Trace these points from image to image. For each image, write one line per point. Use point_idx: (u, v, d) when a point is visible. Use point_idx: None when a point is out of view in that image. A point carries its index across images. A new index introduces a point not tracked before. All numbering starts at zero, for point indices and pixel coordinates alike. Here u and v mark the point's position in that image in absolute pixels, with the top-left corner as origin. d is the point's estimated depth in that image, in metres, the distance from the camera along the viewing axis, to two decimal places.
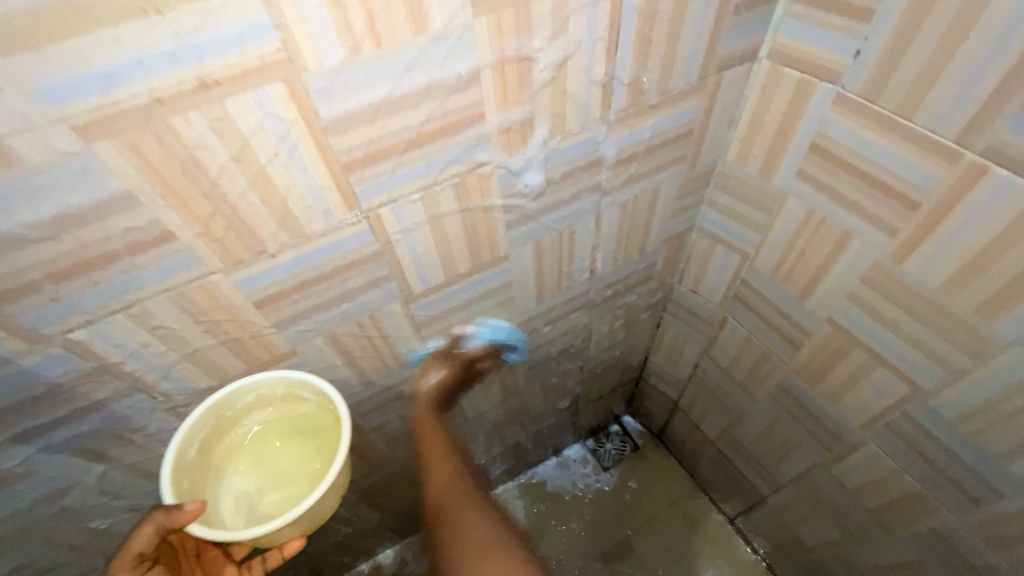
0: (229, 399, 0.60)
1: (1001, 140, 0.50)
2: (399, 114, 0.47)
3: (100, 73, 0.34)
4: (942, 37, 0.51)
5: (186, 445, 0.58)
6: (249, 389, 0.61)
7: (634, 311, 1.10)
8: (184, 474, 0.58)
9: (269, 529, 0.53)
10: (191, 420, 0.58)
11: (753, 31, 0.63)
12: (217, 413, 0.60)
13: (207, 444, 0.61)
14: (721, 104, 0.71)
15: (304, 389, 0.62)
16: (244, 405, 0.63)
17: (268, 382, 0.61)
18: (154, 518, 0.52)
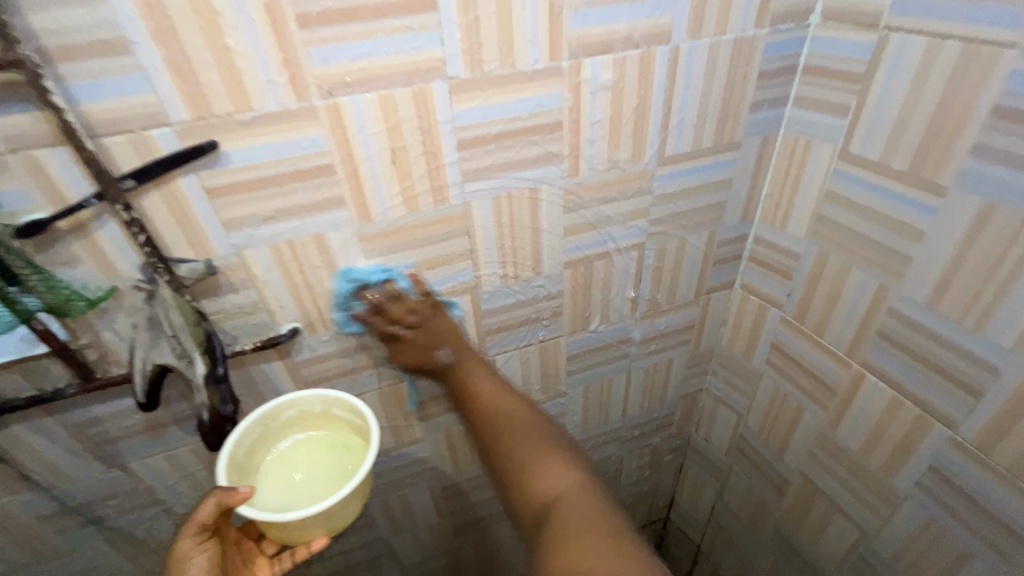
0: (275, 410, 0.75)
1: (868, 358, 0.85)
2: (519, 309, 0.90)
3: (403, 290, 0.79)
4: (828, 296, 0.89)
5: (237, 447, 0.71)
6: (294, 402, 0.75)
7: (659, 451, 1.40)
8: (232, 469, 0.70)
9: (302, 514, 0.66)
10: (245, 425, 0.71)
11: (728, 273, 1.04)
12: (264, 423, 0.74)
13: (250, 447, 0.74)
14: (712, 311, 1.10)
15: (338, 407, 0.77)
16: (287, 416, 0.77)
17: (308, 399, 0.76)
18: (216, 495, 0.66)
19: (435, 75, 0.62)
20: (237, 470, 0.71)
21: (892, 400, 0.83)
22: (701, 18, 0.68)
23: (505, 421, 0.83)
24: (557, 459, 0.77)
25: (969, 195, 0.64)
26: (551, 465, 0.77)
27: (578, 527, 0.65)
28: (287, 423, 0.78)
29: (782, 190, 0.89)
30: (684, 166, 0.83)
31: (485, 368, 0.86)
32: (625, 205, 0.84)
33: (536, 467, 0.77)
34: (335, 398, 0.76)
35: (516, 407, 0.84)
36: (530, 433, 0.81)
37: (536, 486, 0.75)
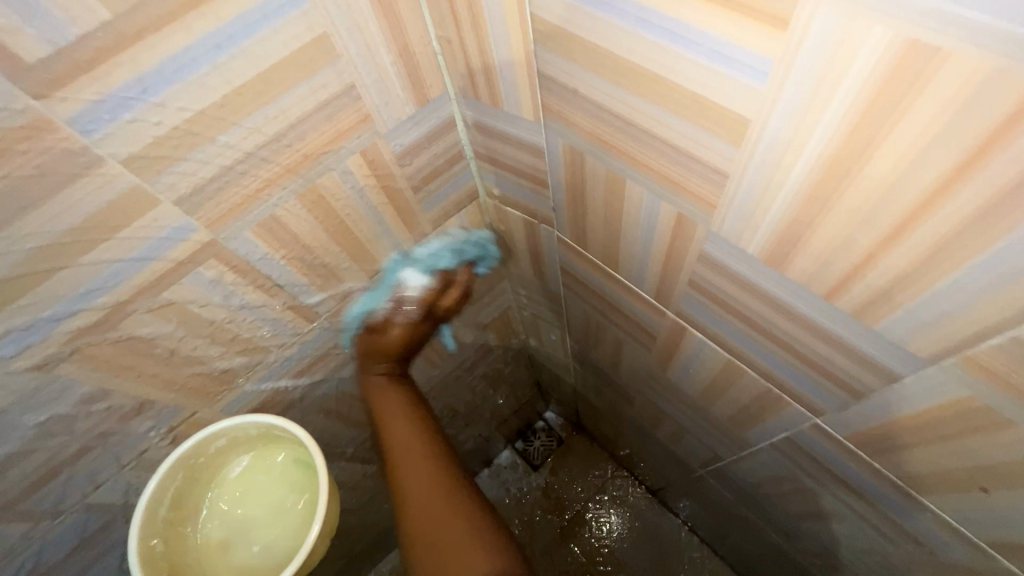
0: (198, 447, 0.53)
1: (685, 310, 0.48)
2: (37, 451, 0.44)
3: None
4: (605, 216, 0.47)
5: (156, 504, 0.52)
6: (217, 434, 0.53)
7: (496, 372, 1.09)
8: (156, 531, 0.52)
9: None
10: (157, 481, 0.51)
11: (459, 185, 0.57)
12: (185, 467, 0.53)
13: (181, 499, 0.54)
14: (468, 239, 0.66)
15: (281, 430, 0.55)
16: (215, 452, 0.55)
17: (240, 427, 0.54)
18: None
19: None
20: (166, 531, 0.53)
21: (728, 363, 0.50)
22: None
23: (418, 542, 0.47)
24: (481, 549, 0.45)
25: (846, 14, 0.21)
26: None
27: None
28: (220, 460, 0.56)
29: (459, 26, 0.38)
30: (145, 64, 0.30)
31: (388, 410, 0.57)
32: (52, 212, 0.32)
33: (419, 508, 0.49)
34: (271, 422, 0.54)
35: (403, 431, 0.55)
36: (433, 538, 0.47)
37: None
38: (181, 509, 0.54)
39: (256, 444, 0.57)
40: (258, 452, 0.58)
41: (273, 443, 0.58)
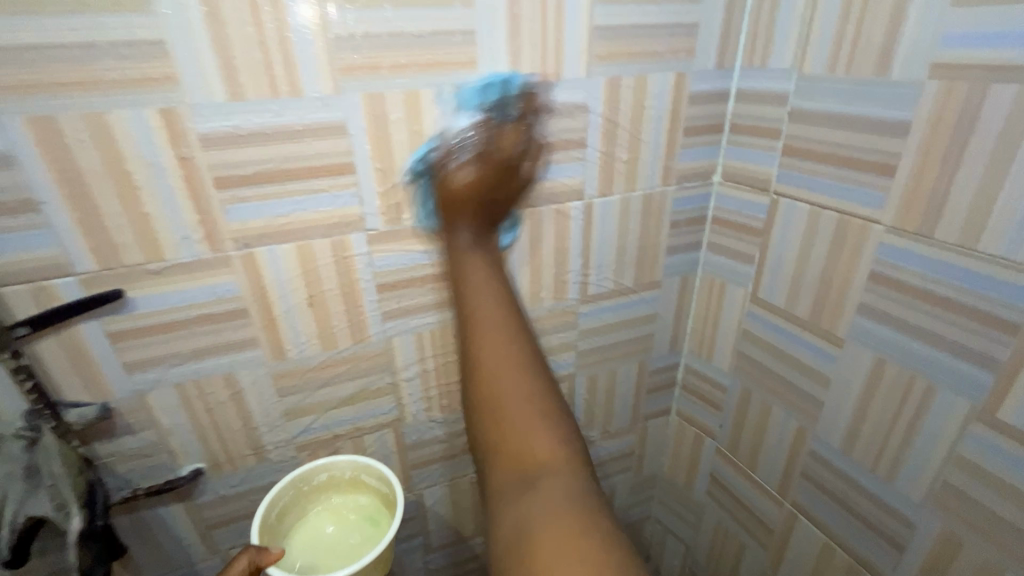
0: (309, 473, 0.71)
1: (799, 497, 0.84)
2: (446, 441, 0.87)
3: (316, 427, 0.76)
4: (755, 429, 0.89)
5: (271, 508, 0.68)
6: (325, 464, 0.72)
7: None
8: (266, 528, 0.66)
9: None
10: (280, 488, 0.68)
11: (665, 399, 1.03)
12: (297, 486, 0.71)
13: (286, 509, 0.70)
14: (653, 437, 1.08)
15: (368, 475, 0.73)
16: (318, 483, 0.73)
17: (341, 465, 0.73)
18: (246, 556, 0.60)
19: (354, 228, 0.64)
20: (270, 533, 0.68)
21: (824, 544, 0.81)
22: (609, 178, 0.75)
23: (485, 370, 0.64)
24: (552, 424, 0.60)
25: (861, 349, 0.68)
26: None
27: (545, 545, 0.47)
28: (318, 492, 0.74)
29: (705, 324, 0.92)
30: (608, 302, 0.86)
31: (474, 257, 0.68)
32: (550, 340, 0.84)
33: (508, 385, 0.62)
34: (366, 465, 0.72)
35: (508, 389, 0.62)
36: (509, 397, 0.62)
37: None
38: (281, 521, 0.70)
39: (343, 487, 0.75)
40: (340, 492, 0.75)
41: (356, 489, 0.75)
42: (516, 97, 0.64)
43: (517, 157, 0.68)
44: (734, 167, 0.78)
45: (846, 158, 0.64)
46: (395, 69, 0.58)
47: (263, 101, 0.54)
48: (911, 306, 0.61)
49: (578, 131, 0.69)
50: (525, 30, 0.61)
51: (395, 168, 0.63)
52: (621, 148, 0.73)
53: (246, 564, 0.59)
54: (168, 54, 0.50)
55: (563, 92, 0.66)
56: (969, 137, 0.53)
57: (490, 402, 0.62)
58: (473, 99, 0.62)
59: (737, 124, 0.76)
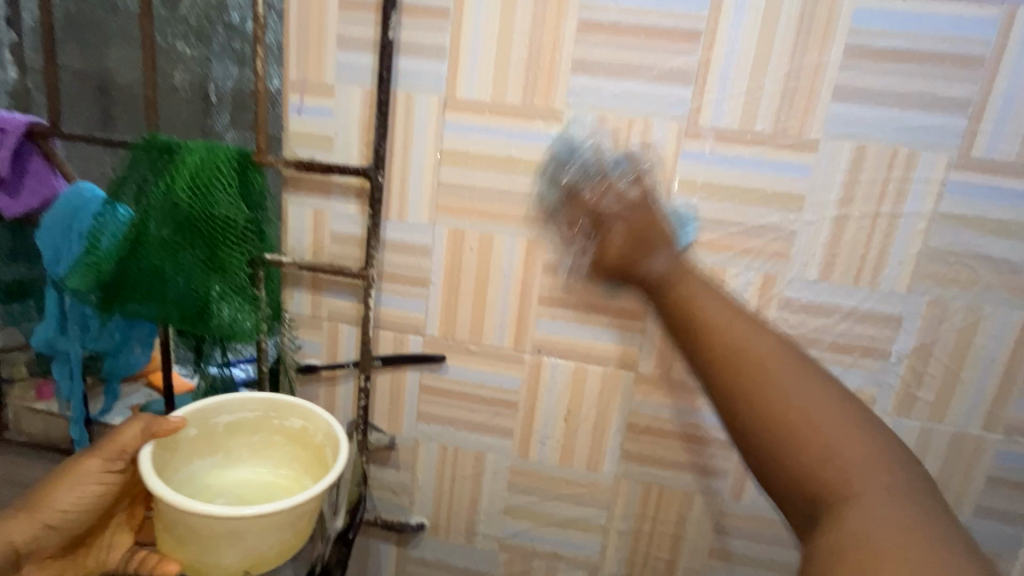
0: (285, 411, 0.73)
1: None
2: None
3: (523, 533, 0.80)
4: None
5: (220, 412, 0.72)
6: (302, 412, 0.72)
7: None
8: (202, 427, 0.71)
9: (170, 499, 0.58)
10: (245, 397, 0.72)
11: None
12: (269, 412, 0.73)
13: (239, 424, 0.73)
14: None
15: (334, 450, 0.68)
16: (288, 429, 0.74)
17: (317, 422, 0.71)
18: (146, 421, 0.65)
19: (627, 366, 0.72)
20: (204, 435, 0.72)
21: None
22: (910, 402, 0.67)
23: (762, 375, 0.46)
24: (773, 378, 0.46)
25: None
26: (95, 466, 0.65)
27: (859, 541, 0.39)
28: (284, 434, 0.75)
29: None
30: None
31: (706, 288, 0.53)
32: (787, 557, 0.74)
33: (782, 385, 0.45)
34: (336, 439, 0.68)
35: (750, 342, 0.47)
36: (808, 421, 0.44)
37: (48, 513, 0.64)
38: (232, 432, 0.74)
39: (308, 451, 0.73)
40: (302, 454, 0.74)
41: (316, 459, 0.72)
42: (821, 295, 0.66)
43: (808, 350, 0.67)
44: None
45: None
46: (716, 247, 0.66)
47: None
48: None
49: (881, 343, 0.66)
50: (848, 238, 0.64)
51: None
52: (931, 376, 0.66)
53: (137, 429, 0.64)
54: (546, 205, 0.68)
55: (877, 301, 0.65)
56: None
57: (750, 405, 0.46)
58: (776, 287, 0.66)
59: None
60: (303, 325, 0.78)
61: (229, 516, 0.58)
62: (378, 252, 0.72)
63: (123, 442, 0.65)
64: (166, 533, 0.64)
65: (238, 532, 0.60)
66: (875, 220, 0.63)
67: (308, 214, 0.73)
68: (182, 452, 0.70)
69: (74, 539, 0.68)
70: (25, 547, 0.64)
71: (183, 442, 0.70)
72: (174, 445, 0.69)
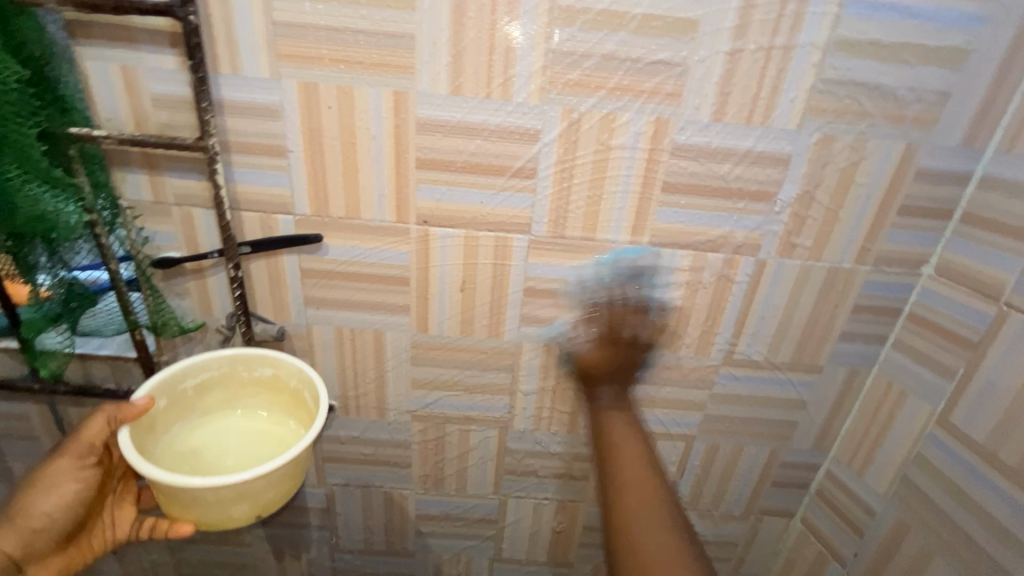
0: (249, 361, 0.70)
1: None
2: (546, 459, 0.87)
3: (433, 403, 0.81)
4: (890, 556, 0.76)
5: (185, 376, 0.68)
6: (271, 361, 0.70)
7: None
8: (170, 396, 0.68)
9: (161, 477, 0.58)
10: (209, 355, 0.69)
11: (786, 499, 0.91)
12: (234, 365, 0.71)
13: (207, 384, 0.70)
14: (763, 534, 0.95)
15: (309, 393, 0.68)
16: (258, 377, 0.72)
17: (286, 368, 0.70)
18: (107, 411, 0.62)
19: (519, 229, 0.68)
20: (174, 401, 0.69)
21: None
22: (792, 243, 0.68)
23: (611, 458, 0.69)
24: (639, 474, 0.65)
25: None
26: (67, 464, 0.64)
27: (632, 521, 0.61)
28: (255, 383, 0.73)
29: (866, 433, 0.79)
30: (754, 373, 0.78)
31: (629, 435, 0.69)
32: (678, 394, 0.80)
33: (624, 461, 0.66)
34: (309, 381, 0.68)
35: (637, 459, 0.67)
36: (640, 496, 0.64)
37: (31, 519, 0.63)
38: (202, 395, 0.71)
39: (283, 394, 0.72)
40: (280, 399, 0.72)
41: (294, 403, 0.71)
42: (712, 139, 0.62)
43: (699, 198, 0.65)
44: (950, 263, 0.67)
45: None
46: (605, 91, 0.60)
47: (477, 102, 0.60)
48: None
49: (769, 185, 0.65)
50: (741, 74, 0.58)
51: (570, 185, 0.65)
52: (814, 217, 0.66)
53: (102, 421, 0.62)
54: (412, 47, 0.58)
55: (769, 142, 0.62)
56: None
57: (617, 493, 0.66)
58: (668, 132, 0.62)
59: (974, 215, 0.64)
60: (147, 213, 0.67)
61: (231, 479, 0.59)
62: (216, 117, 0.60)
63: (92, 435, 0.62)
64: (169, 502, 0.63)
65: (244, 491, 0.61)
66: (769, 53, 0.57)
67: (116, 74, 0.59)
68: (156, 424, 0.67)
69: (69, 534, 0.66)
70: (19, 556, 0.62)
71: (153, 415, 0.66)
72: (145, 422, 0.66)
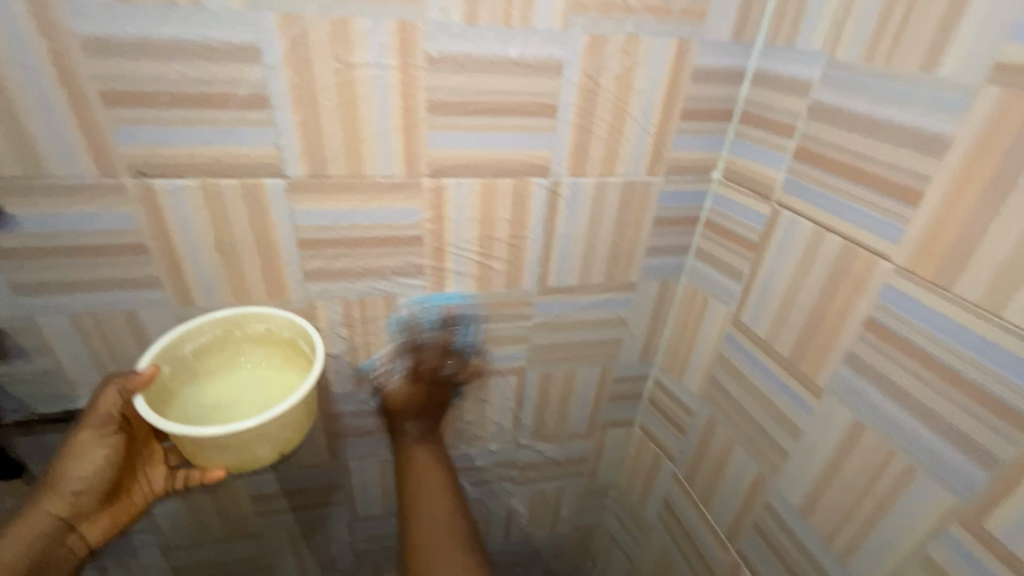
0: (240, 320, 0.64)
1: (744, 550, 0.74)
2: (377, 416, 0.82)
3: None
4: (703, 450, 0.81)
5: (180, 343, 0.62)
6: (261, 316, 0.64)
7: None
8: (173, 361, 0.62)
9: (178, 431, 0.53)
10: (200, 320, 0.62)
11: (624, 410, 0.94)
12: (228, 327, 0.65)
13: (205, 347, 0.65)
14: (609, 445, 0.99)
15: (305, 340, 0.63)
16: (253, 334, 0.66)
17: (279, 320, 0.64)
18: (118, 380, 0.57)
19: (271, 171, 0.57)
20: (176, 368, 0.63)
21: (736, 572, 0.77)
22: (583, 160, 0.64)
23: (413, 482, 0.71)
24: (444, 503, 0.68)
25: (838, 405, 0.57)
26: (93, 434, 0.58)
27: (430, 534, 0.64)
28: (256, 341, 0.67)
29: (681, 339, 0.82)
30: (568, 298, 0.76)
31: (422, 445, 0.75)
32: (498, 328, 0.77)
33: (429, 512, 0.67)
34: (302, 328, 0.63)
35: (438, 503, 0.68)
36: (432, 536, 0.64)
37: (69, 483, 0.57)
38: (203, 356, 0.65)
39: (280, 347, 0.68)
40: (280, 351, 0.67)
41: (293, 353, 0.67)
42: (470, 47, 0.54)
43: (472, 118, 0.58)
44: (735, 165, 0.67)
45: (873, 178, 0.51)
46: None
47: (158, 10, 0.47)
48: (892, 361, 0.51)
49: (545, 98, 0.59)
50: None
51: (318, 114, 0.54)
52: (599, 130, 0.62)
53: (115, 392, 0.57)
54: None
55: (535, 47, 0.55)
56: (1008, 189, 0.41)
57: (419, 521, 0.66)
58: (417, 42, 0.52)
59: (751, 114, 0.64)
60: None
61: (252, 423, 0.56)
62: None
63: (108, 407, 0.57)
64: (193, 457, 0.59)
65: (264, 432, 0.57)
66: None
67: None
68: (163, 393, 0.62)
69: (111, 495, 0.61)
70: (66, 517, 0.58)
71: (159, 384, 0.61)
72: (154, 389, 0.60)
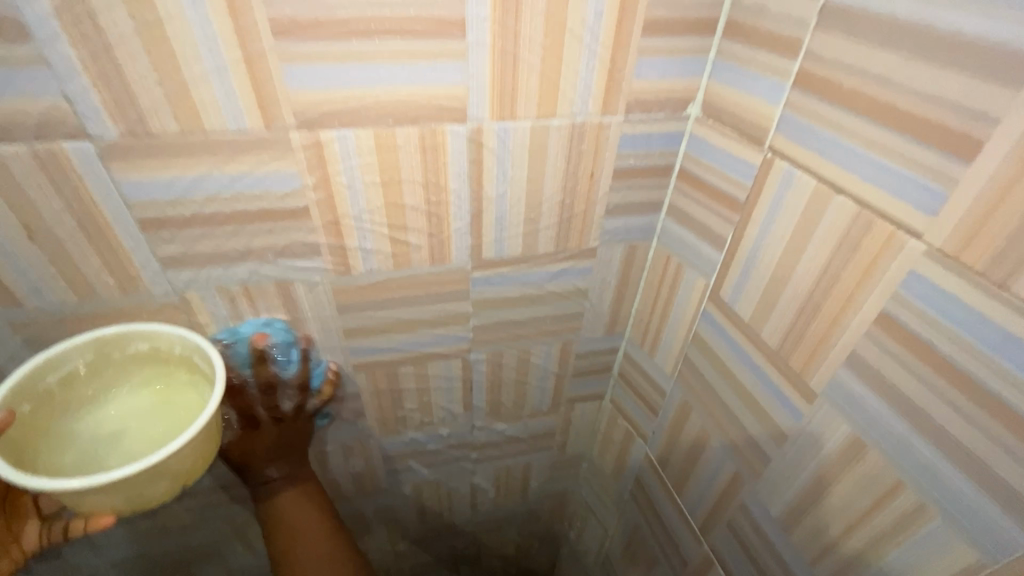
0: (118, 339, 0.52)
1: (718, 549, 0.66)
2: None
3: None
4: (676, 435, 0.71)
5: (44, 371, 0.49)
6: (144, 333, 0.52)
7: (523, 554, 1.19)
8: (34, 397, 0.49)
9: (42, 486, 0.41)
10: (64, 345, 0.49)
11: (592, 385, 0.83)
12: (102, 348, 0.52)
13: (75, 375, 0.52)
14: (578, 419, 0.89)
15: (200, 356, 0.52)
16: (138, 354, 0.54)
17: (167, 336, 0.52)
18: None
19: (70, 130, 0.41)
20: (39, 404, 0.50)
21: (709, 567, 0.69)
22: (511, 98, 0.48)
23: None
24: None
25: (835, 416, 0.44)
26: None
27: None
28: (142, 361, 0.55)
29: (652, 312, 0.69)
30: (511, 271, 0.62)
31: None
32: (429, 310, 0.63)
33: None
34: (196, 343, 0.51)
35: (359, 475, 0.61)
36: None
37: None
38: (75, 387, 0.52)
39: (173, 367, 0.55)
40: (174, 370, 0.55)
41: (192, 372, 0.55)
42: None
43: (346, 45, 0.42)
44: (716, 98, 0.51)
45: (905, 116, 0.35)
46: None
47: None
48: (912, 372, 0.38)
49: (446, 13, 0.42)
50: None
51: (115, 44, 0.38)
52: (528, 56, 0.46)
53: None
54: None
55: None
56: None
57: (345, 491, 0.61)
58: None
59: (736, 26, 0.47)
60: None
61: (145, 462, 0.44)
62: None
63: None
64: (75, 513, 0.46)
65: (161, 469, 0.45)
66: None
67: None
68: (27, 438, 0.49)
69: None
70: None
71: (16, 427, 0.48)
72: (8, 436, 0.47)
